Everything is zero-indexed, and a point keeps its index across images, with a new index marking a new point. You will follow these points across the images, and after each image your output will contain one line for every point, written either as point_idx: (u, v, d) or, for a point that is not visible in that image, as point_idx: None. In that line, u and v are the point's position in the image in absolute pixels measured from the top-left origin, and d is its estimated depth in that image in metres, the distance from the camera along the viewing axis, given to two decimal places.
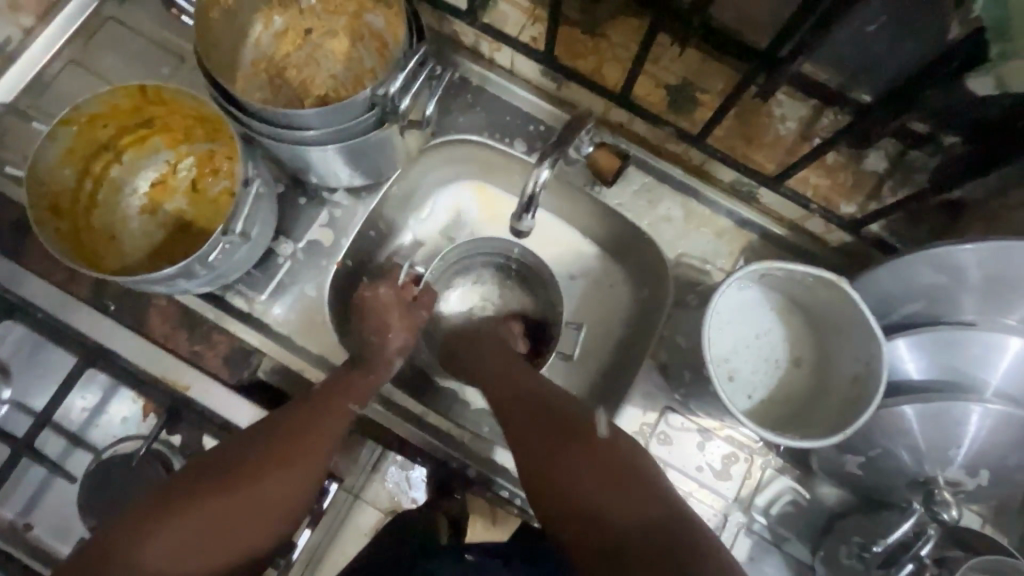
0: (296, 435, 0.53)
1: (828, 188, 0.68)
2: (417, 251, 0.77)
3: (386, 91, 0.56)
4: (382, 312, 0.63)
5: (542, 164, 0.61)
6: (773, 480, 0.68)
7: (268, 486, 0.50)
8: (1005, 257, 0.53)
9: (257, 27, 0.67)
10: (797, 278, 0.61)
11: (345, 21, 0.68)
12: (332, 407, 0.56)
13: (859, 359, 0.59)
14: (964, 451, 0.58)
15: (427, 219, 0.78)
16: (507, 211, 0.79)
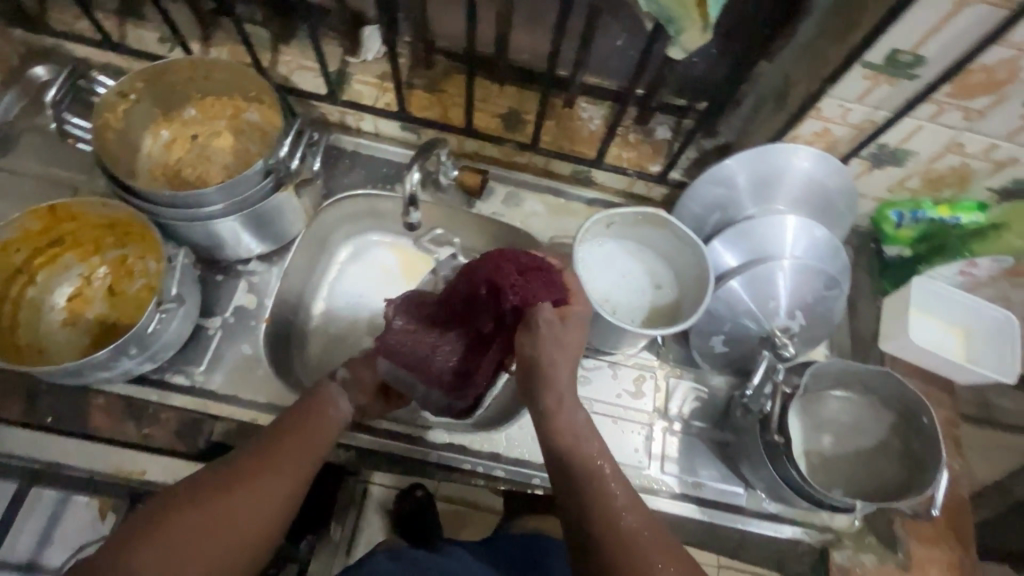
0: (288, 458, 0.62)
1: (637, 158, 0.89)
2: (331, 272, 0.92)
3: (277, 158, 0.70)
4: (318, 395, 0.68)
5: (413, 168, 0.78)
6: (678, 385, 0.83)
7: (259, 498, 0.58)
8: (754, 161, 0.76)
9: (148, 140, 0.79)
10: (635, 220, 0.80)
11: (225, 121, 0.81)
12: (296, 434, 0.64)
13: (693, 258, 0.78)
14: (783, 301, 0.75)
15: (350, 255, 0.93)
16: (418, 262, 0.94)
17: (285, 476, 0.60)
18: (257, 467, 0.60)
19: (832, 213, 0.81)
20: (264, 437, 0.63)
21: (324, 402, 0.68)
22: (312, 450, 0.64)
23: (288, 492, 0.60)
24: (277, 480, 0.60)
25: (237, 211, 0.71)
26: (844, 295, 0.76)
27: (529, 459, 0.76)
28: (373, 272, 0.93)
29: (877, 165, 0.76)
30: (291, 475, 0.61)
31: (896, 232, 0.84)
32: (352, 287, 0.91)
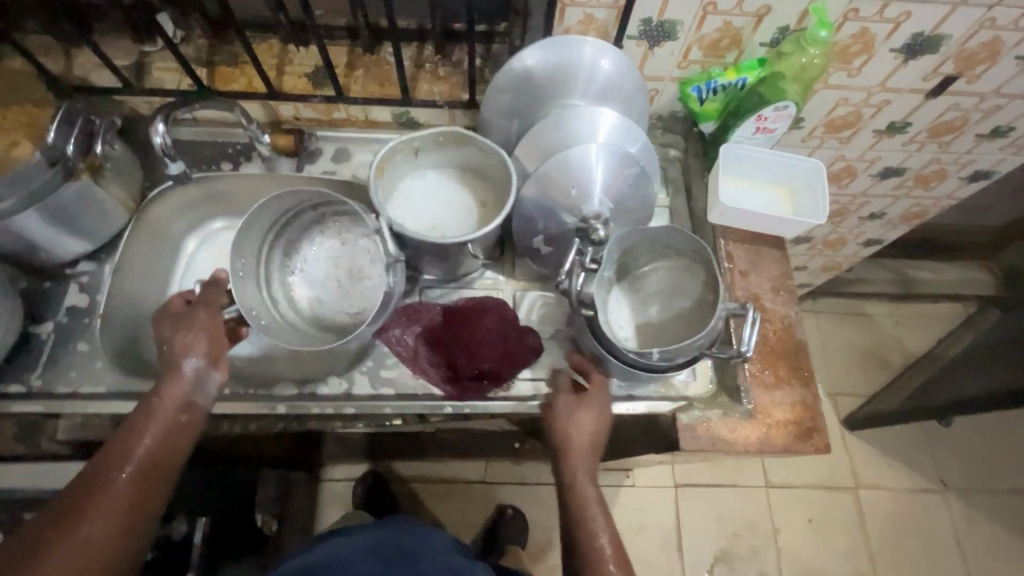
0: (133, 467, 0.60)
1: (449, 89, 0.91)
2: (174, 272, 0.91)
3: (51, 147, 0.69)
4: (172, 386, 0.65)
5: (157, 122, 0.78)
6: (524, 296, 0.86)
7: (109, 514, 0.58)
8: (532, 61, 0.78)
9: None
10: (442, 145, 0.82)
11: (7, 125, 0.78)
12: (145, 433, 0.62)
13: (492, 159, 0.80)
14: (589, 186, 0.77)
15: (191, 252, 0.93)
16: None
17: (134, 488, 0.60)
18: (99, 485, 0.59)
19: (630, 101, 0.83)
20: (104, 451, 0.61)
21: (168, 400, 0.64)
22: (167, 445, 0.63)
23: (142, 500, 0.60)
24: (124, 494, 0.59)
25: (14, 213, 0.70)
26: (643, 174, 0.79)
27: (381, 393, 0.78)
28: (217, 262, 0.93)
29: (653, 43, 0.79)
30: (143, 483, 0.61)
31: (702, 108, 0.86)
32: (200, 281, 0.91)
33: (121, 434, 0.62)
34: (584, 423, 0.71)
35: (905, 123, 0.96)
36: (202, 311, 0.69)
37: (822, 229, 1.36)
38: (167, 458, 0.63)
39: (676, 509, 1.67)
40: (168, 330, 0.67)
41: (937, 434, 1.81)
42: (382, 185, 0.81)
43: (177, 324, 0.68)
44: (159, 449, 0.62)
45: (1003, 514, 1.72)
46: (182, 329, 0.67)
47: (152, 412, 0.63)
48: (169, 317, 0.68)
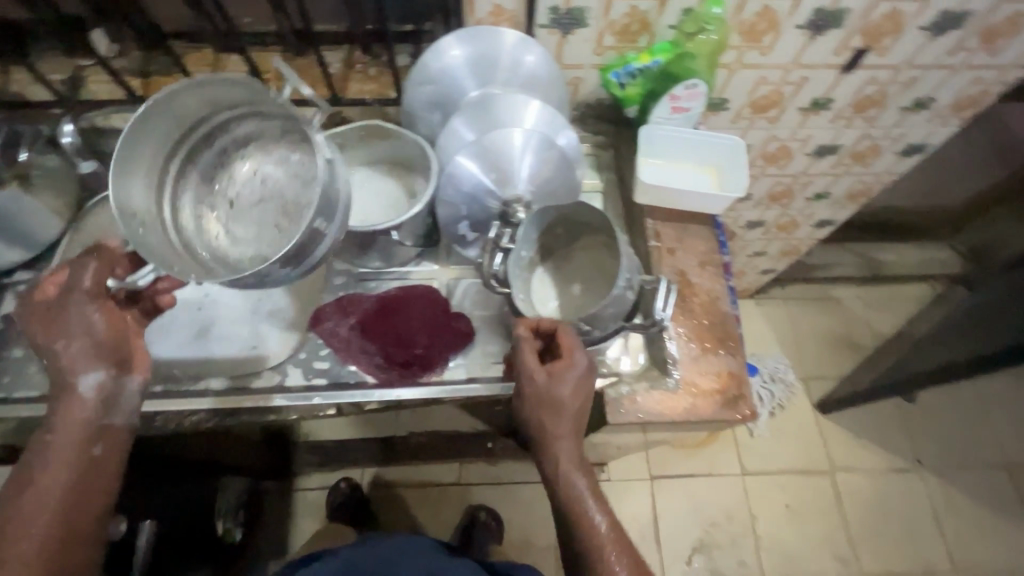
0: (44, 505, 0.62)
1: (377, 87, 0.93)
2: None
3: None
4: (66, 426, 0.64)
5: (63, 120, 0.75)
6: (458, 284, 0.87)
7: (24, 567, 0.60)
8: (444, 55, 0.81)
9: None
10: (367, 139, 0.85)
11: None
12: (46, 483, 0.63)
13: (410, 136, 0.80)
14: (507, 170, 0.79)
15: None
16: None
17: (54, 539, 0.62)
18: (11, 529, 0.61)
19: (546, 89, 0.85)
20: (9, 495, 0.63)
21: (62, 439, 0.64)
22: (72, 492, 0.64)
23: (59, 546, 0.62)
24: (41, 536, 0.61)
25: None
26: (559, 155, 0.80)
27: (315, 382, 0.80)
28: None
29: (566, 31, 0.82)
30: (61, 517, 0.63)
31: (624, 93, 0.86)
32: None
33: (24, 475, 0.64)
34: (570, 386, 0.67)
35: (828, 99, 0.98)
36: (75, 308, 0.66)
37: (772, 212, 1.38)
38: (67, 496, 0.63)
39: (652, 501, 1.66)
40: (42, 333, 0.65)
41: (911, 414, 1.81)
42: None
43: (49, 321, 0.65)
44: (66, 488, 0.63)
45: (982, 491, 1.72)
46: (55, 332, 0.65)
47: (47, 452, 0.64)
48: (40, 313, 0.66)
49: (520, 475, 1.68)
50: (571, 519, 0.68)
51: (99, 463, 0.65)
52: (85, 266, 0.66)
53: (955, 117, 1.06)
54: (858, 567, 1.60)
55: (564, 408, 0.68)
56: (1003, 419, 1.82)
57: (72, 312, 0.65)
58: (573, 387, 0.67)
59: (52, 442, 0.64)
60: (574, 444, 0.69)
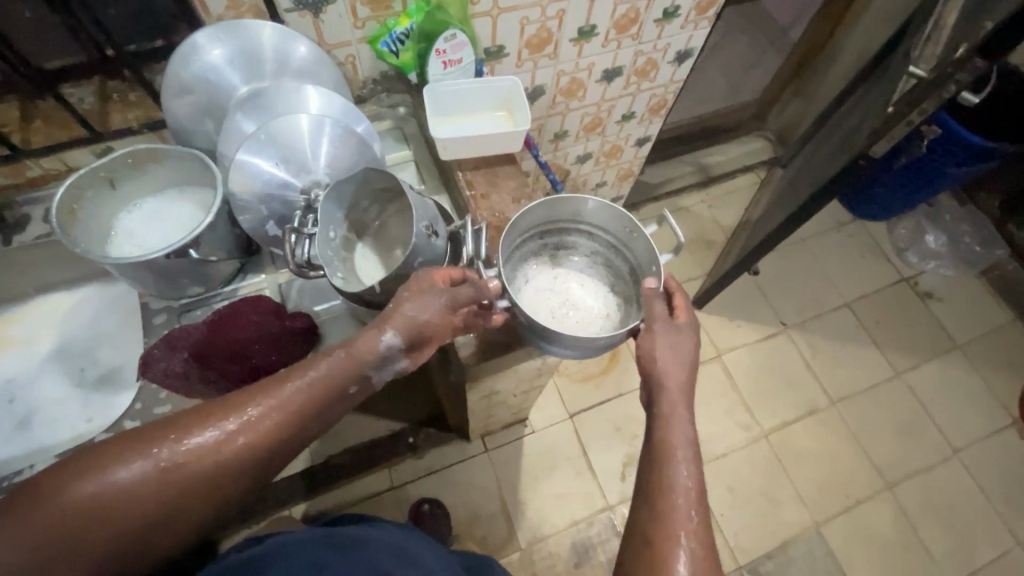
0: (290, 408, 0.62)
1: (141, 111, 0.87)
2: None
3: None
4: (339, 371, 0.64)
5: None
6: (290, 285, 0.86)
7: (220, 462, 0.60)
8: (193, 57, 0.77)
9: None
10: (138, 167, 0.79)
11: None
12: (329, 386, 0.64)
13: (615, 217, 0.86)
14: (296, 160, 0.78)
15: None
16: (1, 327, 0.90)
17: (225, 463, 0.60)
18: (166, 453, 0.59)
19: (315, 72, 0.84)
20: (202, 412, 0.61)
21: (320, 374, 0.64)
22: (300, 427, 0.63)
23: (238, 471, 0.61)
24: (123, 493, 0.57)
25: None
26: (356, 136, 0.81)
27: None
28: None
29: (316, 11, 0.81)
30: (161, 492, 0.58)
31: (400, 60, 0.89)
32: None
33: (238, 401, 0.62)
34: (662, 350, 0.75)
35: (591, 26, 1.07)
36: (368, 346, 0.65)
37: (594, 143, 1.48)
38: (223, 472, 0.60)
39: (577, 436, 1.75)
40: (408, 304, 0.66)
41: (768, 287, 2.06)
42: (88, 226, 0.79)
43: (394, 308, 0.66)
44: (204, 465, 0.59)
45: (837, 331, 2.01)
46: (416, 298, 0.66)
47: (281, 387, 0.63)
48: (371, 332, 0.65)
49: (450, 457, 1.70)
50: (644, 457, 0.70)
51: (300, 433, 0.64)
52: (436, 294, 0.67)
53: (703, 19, 1.20)
54: (759, 428, 1.82)
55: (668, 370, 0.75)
56: (837, 268, 2.13)
57: (426, 304, 0.66)
58: (668, 352, 0.75)
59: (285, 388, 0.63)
60: (683, 402, 0.73)
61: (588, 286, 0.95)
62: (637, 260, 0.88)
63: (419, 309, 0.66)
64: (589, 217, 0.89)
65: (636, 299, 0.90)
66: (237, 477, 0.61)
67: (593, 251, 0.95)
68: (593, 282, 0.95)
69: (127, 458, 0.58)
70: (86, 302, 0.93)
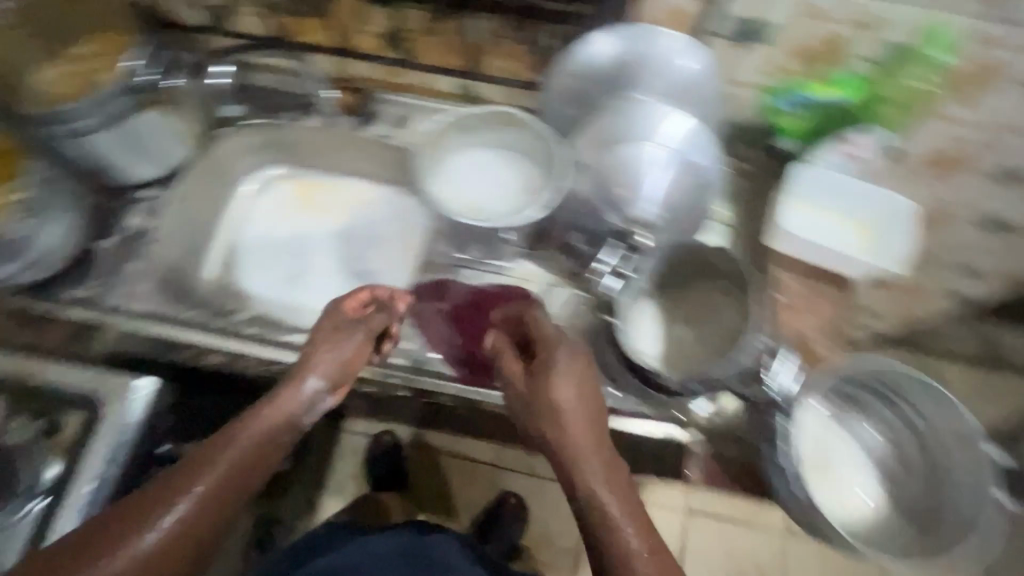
0: (252, 442, 0.55)
1: (516, 66, 0.91)
2: (228, 205, 0.98)
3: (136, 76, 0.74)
4: (286, 400, 0.60)
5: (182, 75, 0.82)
6: (555, 291, 0.80)
7: (193, 530, 0.49)
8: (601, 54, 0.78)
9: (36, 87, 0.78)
10: (497, 125, 0.81)
11: (111, 28, 0.80)
12: (262, 421, 0.57)
13: (956, 432, 0.72)
14: (635, 190, 0.76)
15: (251, 189, 1.00)
16: (317, 190, 1.02)
17: (204, 526, 0.50)
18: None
19: (695, 106, 0.80)
20: (77, 548, 0.46)
21: (255, 428, 0.56)
22: (266, 457, 0.57)
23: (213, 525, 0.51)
24: None
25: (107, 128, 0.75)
26: (706, 180, 0.79)
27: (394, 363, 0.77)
28: (273, 209, 1.00)
29: (744, 45, 0.73)
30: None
31: (782, 124, 0.80)
32: (254, 214, 0.99)
33: (117, 527, 0.47)
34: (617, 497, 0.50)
35: None
36: (360, 335, 0.67)
37: None
38: (195, 545, 0.49)
39: None
40: (312, 357, 0.64)
41: None
42: (435, 158, 0.81)
43: (313, 349, 0.65)
44: (182, 530, 0.49)
45: None
46: (334, 343, 0.65)
47: (187, 473, 0.52)
48: (326, 331, 0.66)
49: None
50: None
51: (269, 454, 0.57)
52: (359, 325, 0.68)
53: None
54: None
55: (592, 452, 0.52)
56: None
57: (345, 342, 0.65)
58: (578, 418, 0.55)
59: (208, 464, 0.52)
60: (608, 477, 0.51)
61: (864, 468, 0.82)
62: (955, 490, 0.73)
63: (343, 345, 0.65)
64: (922, 407, 0.75)
65: (916, 517, 0.77)
66: (187, 564, 0.49)
67: (897, 434, 0.80)
68: (869, 466, 0.82)
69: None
70: (380, 201, 1.02)
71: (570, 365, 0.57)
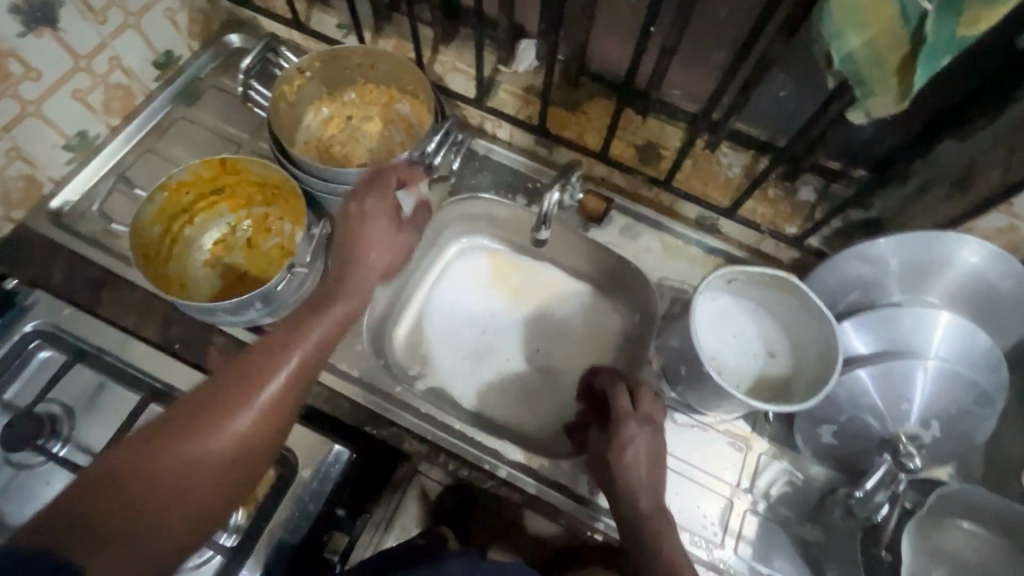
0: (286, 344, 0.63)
1: (773, 215, 0.84)
2: (428, 264, 0.96)
3: (422, 153, 0.76)
4: (326, 314, 0.66)
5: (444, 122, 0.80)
6: (770, 465, 0.77)
7: (262, 410, 0.60)
8: (921, 243, 0.67)
9: (306, 127, 0.86)
10: (759, 281, 0.75)
11: (383, 88, 0.86)
12: (298, 333, 0.64)
13: None
14: (916, 405, 0.66)
15: (453, 256, 0.98)
16: (513, 271, 0.98)
17: (215, 420, 0.58)
18: (189, 445, 0.57)
19: (992, 320, 0.71)
20: (191, 412, 0.59)
21: (299, 348, 0.63)
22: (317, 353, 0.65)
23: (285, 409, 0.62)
24: (212, 466, 0.57)
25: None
26: (994, 418, 0.66)
27: (595, 500, 0.75)
28: (468, 280, 0.97)
29: None
30: (229, 461, 0.58)
31: None
32: (449, 279, 0.97)
33: (234, 382, 0.61)
34: (639, 480, 0.66)
35: None
36: (382, 190, 0.71)
37: None
38: (271, 428, 0.61)
39: None
40: (349, 250, 0.70)
41: None
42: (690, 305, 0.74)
43: (350, 247, 0.70)
44: (250, 417, 0.59)
45: None
46: (367, 243, 0.70)
47: (269, 353, 0.63)
48: (354, 214, 0.70)
49: None
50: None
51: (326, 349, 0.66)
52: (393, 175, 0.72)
53: None
54: None
55: (630, 466, 0.67)
56: None
57: (377, 248, 0.70)
58: (648, 460, 0.68)
59: (220, 378, 0.61)
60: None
61: None
62: None
63: (382, 253, 0.71)
64: None
65: None
66: (273, 429, 0.61)
67: None
68: None
69: (143, 454, 0.56)
70: (576, 299, 0.97)
71: (642, 438, 0.68)
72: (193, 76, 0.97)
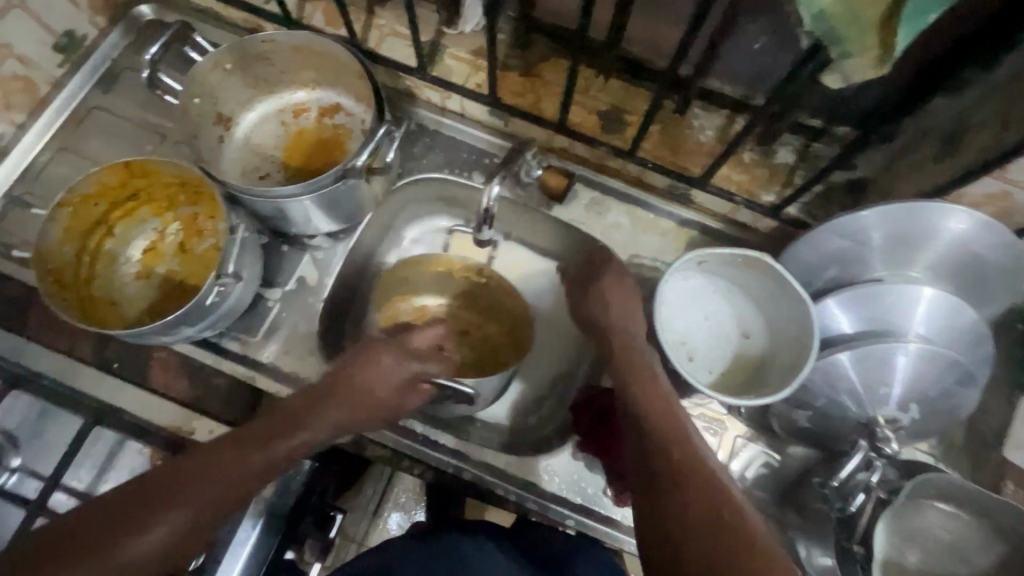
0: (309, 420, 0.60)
1: (748, 182, 0.77)
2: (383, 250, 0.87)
3: (353, 164, 0.68)
4: (350, 380, 0.63)
5: (493, 184, 0.70)
6: (747, 448, 0.74)
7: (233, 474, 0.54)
8: (907, 214, 0.61)
9: (390, 311, 0.82)
10: (730, 261, 0.70)
11: (485, 339, 0.82)
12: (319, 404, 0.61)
13: None
14: (896, 389, 0.63)
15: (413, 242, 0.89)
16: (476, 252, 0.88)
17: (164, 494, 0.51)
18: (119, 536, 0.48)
19: (979, 288, 0.67)
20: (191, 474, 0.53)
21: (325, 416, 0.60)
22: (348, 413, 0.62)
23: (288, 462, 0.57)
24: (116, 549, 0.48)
25: (282, 196, 0.67)
26: (977, 394, 0.63)
27: (568, 498, 0.73)
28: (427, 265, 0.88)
29: None
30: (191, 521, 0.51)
31: None
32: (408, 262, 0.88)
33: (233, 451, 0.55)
34: (622, 315, 0.69)
35: None
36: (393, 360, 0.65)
37: None
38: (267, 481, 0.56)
39: None
40: (302, 412, 0.60)
41: None
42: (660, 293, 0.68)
43: (318, 406, 0.61)
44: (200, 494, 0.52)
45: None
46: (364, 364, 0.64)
47: (218, 467, 0.53)
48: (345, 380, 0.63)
49: None
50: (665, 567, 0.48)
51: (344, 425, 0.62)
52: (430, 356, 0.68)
53: None
54: None
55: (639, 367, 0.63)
56: None
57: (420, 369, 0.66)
58: (620, 310, 0.70)
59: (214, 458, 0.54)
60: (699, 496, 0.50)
61: None
62: None
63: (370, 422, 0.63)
64: None
65: None
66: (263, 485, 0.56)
67: None
68: None
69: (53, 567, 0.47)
70: (545, 280, 0.87)
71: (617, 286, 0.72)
72: (104, 58, 0.86)
